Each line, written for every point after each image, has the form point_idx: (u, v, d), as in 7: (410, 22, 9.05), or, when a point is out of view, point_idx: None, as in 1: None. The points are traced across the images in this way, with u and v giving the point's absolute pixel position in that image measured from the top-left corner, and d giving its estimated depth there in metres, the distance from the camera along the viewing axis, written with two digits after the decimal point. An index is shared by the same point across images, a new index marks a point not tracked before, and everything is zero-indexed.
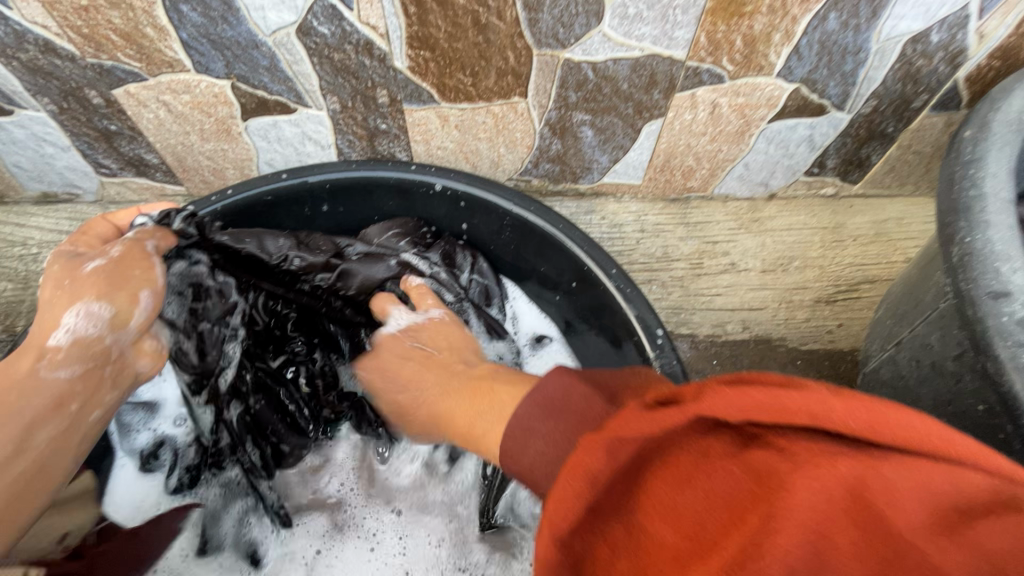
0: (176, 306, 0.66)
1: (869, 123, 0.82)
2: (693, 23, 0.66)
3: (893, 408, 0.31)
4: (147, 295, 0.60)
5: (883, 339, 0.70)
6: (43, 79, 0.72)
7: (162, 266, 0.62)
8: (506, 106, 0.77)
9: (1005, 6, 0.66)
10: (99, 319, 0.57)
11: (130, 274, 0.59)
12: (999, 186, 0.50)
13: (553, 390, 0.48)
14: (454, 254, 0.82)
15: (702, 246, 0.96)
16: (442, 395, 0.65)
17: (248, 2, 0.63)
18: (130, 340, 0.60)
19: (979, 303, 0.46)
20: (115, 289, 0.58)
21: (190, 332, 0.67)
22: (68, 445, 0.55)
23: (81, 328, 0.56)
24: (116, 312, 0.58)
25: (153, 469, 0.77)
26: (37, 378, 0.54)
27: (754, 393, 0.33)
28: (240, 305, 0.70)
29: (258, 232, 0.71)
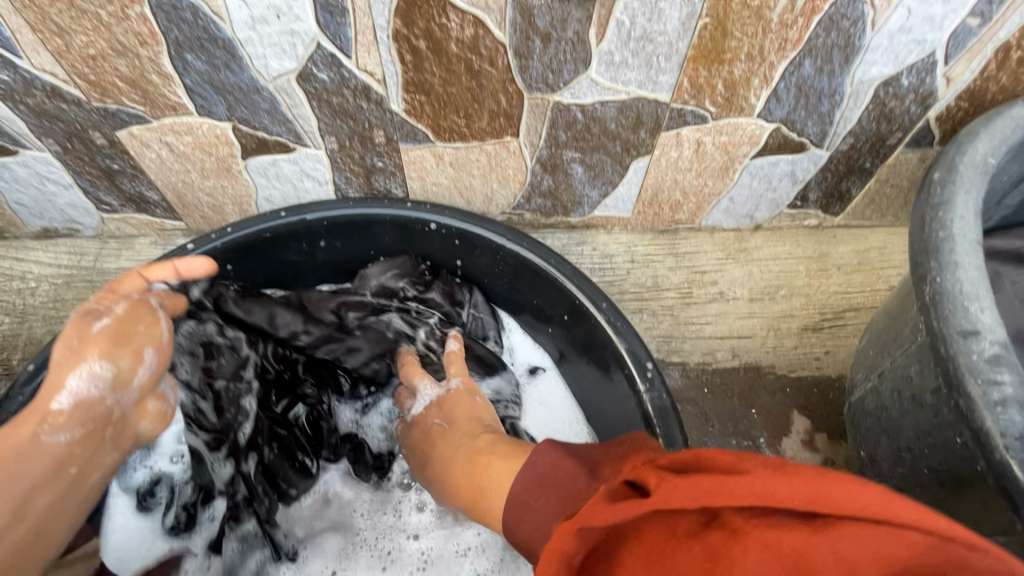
0: (189, 365, 0.72)
1: (848, 159, 0.85)
2: (676, 68, 0.69)
3: (831, 485, 0.36)
4: (151, 355, 0.63)
5: (867, 370, 0.72)
6: (48, 122, 0.74)
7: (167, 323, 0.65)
8: (498, 145, 0.80)
9: (970, 53, 0.69)
10: (103, 381, 0.60)
11: (135, 332, 0.62)
12: (966, 228, 0.53)
13: (543, 466, 0.54)
14: (454, 293, 0.85)
15: (691, 276, 0.98)
16: (446, 463, 0.67)
17: (250, 51, 0.65)
18: (131, 400, 0.64)
19: (950, 341, 0.48)
20: (120, 349, 0.60)
21: (205, 391, 0.73)
22: (66, 506, 0.60)
23: (84, 390, 0.59)
24: (118, 374, 0.61)
25: (150, 508, 0.75)
26: (39, 442, 0.57)
27: (705, 481, 0.38)
28: (251, 358, 0.76)
29: (267, 305, 0.77)
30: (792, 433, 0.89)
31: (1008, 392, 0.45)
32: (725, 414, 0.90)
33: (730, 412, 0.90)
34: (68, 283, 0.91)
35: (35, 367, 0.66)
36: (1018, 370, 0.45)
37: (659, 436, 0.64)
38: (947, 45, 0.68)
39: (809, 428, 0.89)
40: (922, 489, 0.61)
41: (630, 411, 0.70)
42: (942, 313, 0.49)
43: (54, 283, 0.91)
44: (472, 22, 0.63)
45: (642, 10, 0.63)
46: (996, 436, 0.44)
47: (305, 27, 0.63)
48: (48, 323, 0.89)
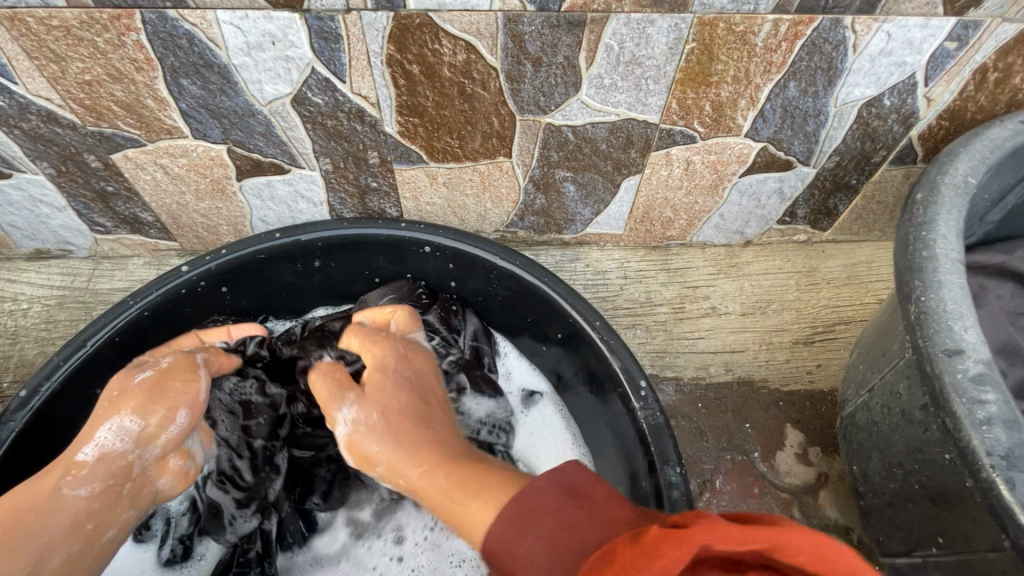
0: (228, 424, 0.70)
1: (834, 176, 0.87)
2: (664, 91, 0.71)
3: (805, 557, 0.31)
4: (183, 413, 0.60)
5: (858, 385, 0.72)
6: (43, 145, 0.74)
7: (204, 378, 0.64)
8: (491, 165, 0.81)
9: (948, 75, 0.71)
10: (132, 434, 0.57)
11: (171, 387, 0.60)
12: (948, 247, 0.54)
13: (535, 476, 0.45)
14: (452, 319, 0.82)
15: (683, 291, 0.99)
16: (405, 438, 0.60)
17: (246, 76, 0.66)
18: (153, 458, 0.59)
19: (936, 360, 0.49)
20: (153, 403, 0.59)
21: (242, 450, 0.70)
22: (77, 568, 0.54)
23: (113, 444, 0.57)
24: (144, 428, 0.58)
25: (145, 538, 0.74)
26: (58, 497, 0.54)
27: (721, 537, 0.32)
28: (287, 415, 0.75)
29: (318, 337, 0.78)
30: (785, 447, 0.88)
31: (993, 411, 0.46)
32: (720, 429, 0.89)
33: (724, 425, 0.89)
34: (61, 304, 0.90)
35: (27, 393, 0.65)
36: (1001, 388, 0.46)
37: (654, 455, 0.64)
38: (927, 67, 0.70)
39: (803, 442, 0.88)
40: (913, 506, 0.61)
41: (624, 430, 0.69)
42: (927, 332, 0.50)
43: (46, 303, 0.90)
44: (465, 48, 0.65)
45: (630, 35, 0.64)
46: (981, 454, 0.45)
47: (300, 53, 0.64)
48: (40, 344, 0.87)
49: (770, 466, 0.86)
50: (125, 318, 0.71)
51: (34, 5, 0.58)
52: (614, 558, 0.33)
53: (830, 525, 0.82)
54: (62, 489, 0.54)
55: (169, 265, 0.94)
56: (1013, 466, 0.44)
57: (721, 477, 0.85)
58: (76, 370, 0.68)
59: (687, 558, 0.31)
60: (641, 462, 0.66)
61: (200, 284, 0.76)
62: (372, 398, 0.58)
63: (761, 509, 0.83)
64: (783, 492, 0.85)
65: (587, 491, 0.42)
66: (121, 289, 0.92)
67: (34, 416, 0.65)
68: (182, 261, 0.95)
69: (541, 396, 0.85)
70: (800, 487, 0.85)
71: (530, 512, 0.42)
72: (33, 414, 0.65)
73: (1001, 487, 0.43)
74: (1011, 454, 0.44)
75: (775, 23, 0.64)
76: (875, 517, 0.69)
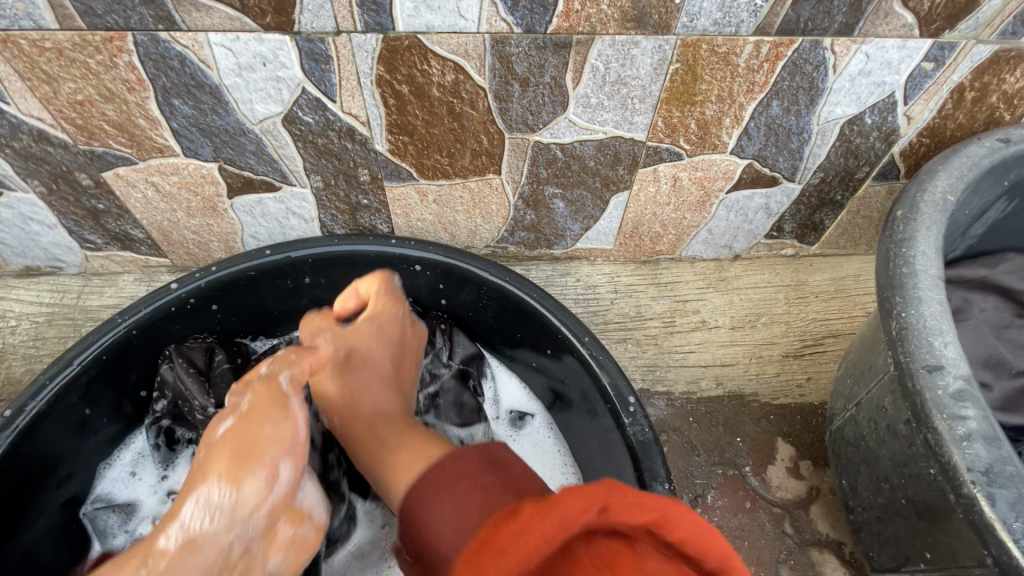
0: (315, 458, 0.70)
1: (819, 192, 0.88)
2: (650, 110, 0.72)
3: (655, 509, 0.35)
4: (283, 469, 0.49)
5: (845, 399, 0.73)
6: (34, 164, 0.74)
7: (299, 417, 0.53)
8: (481, 182, 0.82)
9: (927, 93, 0.73)
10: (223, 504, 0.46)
11: (263, 437, 0.49)
12: (928, 263, 0.55)
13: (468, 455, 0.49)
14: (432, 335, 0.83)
15: (673, 305, 0.99)
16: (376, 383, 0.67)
17: (237, 96, 0.67)
18: (254, 530, 0.48)
19: (917, 376, 0.49)
20: (240, 463, 0.47)
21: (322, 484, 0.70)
22: None
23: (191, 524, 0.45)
24: (237, 499, 0.46)
25: None
26: None
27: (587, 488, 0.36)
28: None
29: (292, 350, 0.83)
30: (777, 461, 0.88)
31: (973, 427, 0.46)
32: (711, 443, 0.89)
33: (716, 440, 0.89)
34: (50, 321, 0.90)
35: (12, 412, 0.64)
36: (981, 404, 0.47)
37: (643, 471, 0.64)
38: (905, 86, 0.72)
39: (794, 455, 0.88)
40: (901, 521, 0.61)
41: (614, 446, 0.69)
42: (909, 348, 0.51)
43: (35, 320, 0.90)
44: (453, 68, 0.66)
45: (615, 57, 0.66)
46: (963, 470, 0.45)
47: (291, 73, 0.65)
48: (29, 362, 0.87)
49: (762, 481, 0.86)
50: (113, 336, 0.71)
51: (27, 27, 0.59)
52: (518, 512, 0.36)
53: (822, 539, 0.82)
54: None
55: (160, 281, 0.94)
56: (993, 482, 0.44)
57: (713, 491, 0.85)
58: (62, 389, 0.68)
59: (589, 508, 0.34)
60: (630, 479, 0.66)
61: (189, 301, 0.76)
62: (352, 343, 0.66)
63: (753, 524, 0.83)
64: (775, 507, 0.85)
65: (508, 464, 0.48)
66: (111, 306, 0.92)
67: (19, 437, 0.64)
68: (173, 277, 0.95)
69: (531, 417, 0.85)
70: (792, 502, 0.85)
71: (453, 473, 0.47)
72: (19, 434, 0.64)
73: (982, 504, 0.44)
74: (991, 470, 0.45)
75: (756, 44, 0.65)
76: (865, 531, 0.69)
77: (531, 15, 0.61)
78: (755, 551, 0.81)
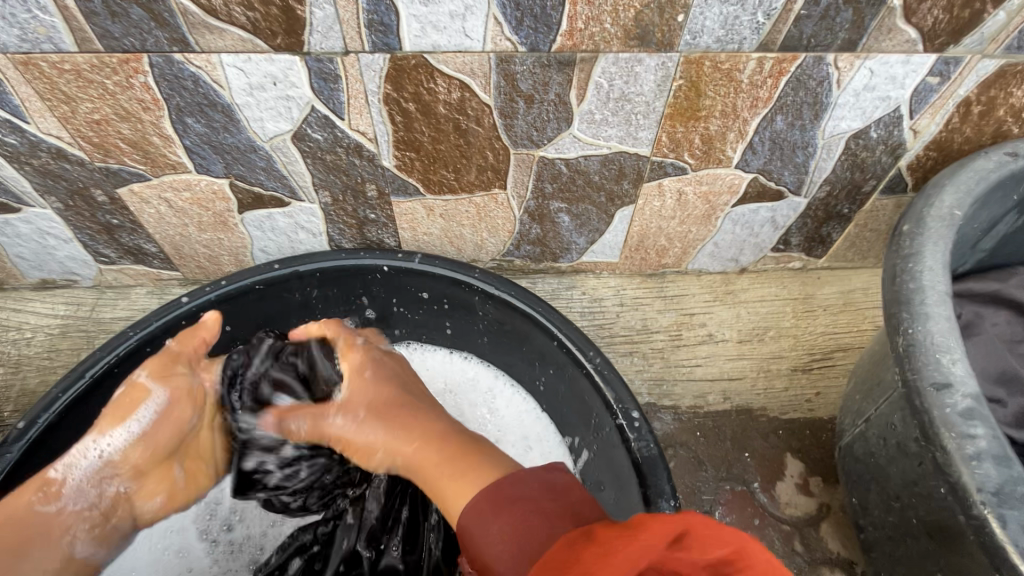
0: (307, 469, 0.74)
1: (826, 206, 0.88)
2: (654, 125, 0.73)
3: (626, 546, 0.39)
4: (130, 431, 0.64)
5: (854, 415, 0.72)
6: (52, 180, 0.77)
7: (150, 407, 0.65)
8: (486, 197, 0.83)
9: (933, 108, 0.73)
10: (101, 458, 0.64)
11: (128, 400, 0.65)
12: (934, 279, 0.55)
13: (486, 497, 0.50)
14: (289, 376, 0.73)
15: (679, 318, 0.99)
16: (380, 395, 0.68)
17: (247, 114, 0.69)
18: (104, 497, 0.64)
19: (925, 394, 0.49)
20: (114, 420, 0.64)
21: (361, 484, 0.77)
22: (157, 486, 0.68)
23: (108, 489, 0.64)
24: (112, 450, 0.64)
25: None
26: (34, 511, 0.60)
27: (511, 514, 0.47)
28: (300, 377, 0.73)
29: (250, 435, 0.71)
30: (786, 477, 0.87)
31: (983, 446, 0.46)
32: (719, 459, 0.88)
33: (722, 453, 0.88)
34: (64, 333, 0.91)
35: (25, 424, 0.67)
36: (990, 423, 0.47)
37: (648, 488, 0.63)
38: (911, 100, 0.72)
39: (803, 472, 0.87)
40: (912, 541, 0.60)
41: (619, 462, 0.69)
42: (916, 365, 0.50)
43: (50, 333, 0.91)
44: (459, 86, 0.67)
45: (619, 74, 0.66)
46: (972, 491, 0.45)
47: (300, 92, 0.66)
48: (43, 374, 0.88)
49: (771, 498, 0.85)
50: (125, 348, 0.73)
51: (48, 50, 0.61)
52: (590, 536, 0.41)
53: (833, 557, 0.81)
54: (35, 505, 0.60)
55: (171, 295, 0.96)
56: (1004, 504, 0.44)
57: (720, 508, 0.84)
58: (74, 401, 0.70)
59: (670, 533, 0.40)
60: (635, 496, 0.65)
61: (199, 314, 0.77)
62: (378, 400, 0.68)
63: (762, 542, 0.82)
64: (784, 524, 0.83)
65: (566, 489, 0.48)
66: (124, 319, 0.93)
67: (31, 447, 0.66)
68: (184, 290, 0.97)
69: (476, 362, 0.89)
70: (802, 519, 0.84)
71: (506, 498, 0.49)
72: (31, 445, 0.67)
73: (994, 526, 0.44)
74: (1002, 490, 0.45)
75: (759, 60, 0.66)
76: (876, 551, 0.68)
77: (535, 33, 0.62)
78: None
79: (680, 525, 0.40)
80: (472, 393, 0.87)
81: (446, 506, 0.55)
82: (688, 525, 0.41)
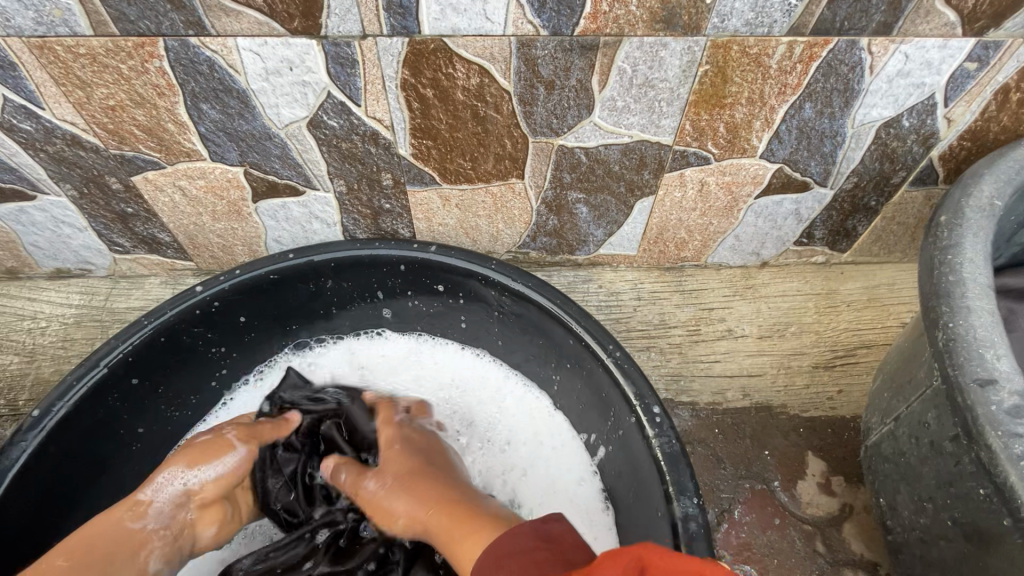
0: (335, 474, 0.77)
1: (852, 198, 0.85)
2: (678, 113, 0.71)
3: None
4: (214, 475, 0.69)
5: (883, 413, 0.70)
6: (67, 167, 0.76)
7: (237, 457, 0.71)
8: (503, 186, 0.81)
9: (969, 95, 0.70)
10: (183, 491, 0.67)
11: (211, 447, 0.70)
12: (976, 271, 0.52)
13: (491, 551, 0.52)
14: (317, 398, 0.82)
15: (698, 313, 0.97)
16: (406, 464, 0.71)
17: (263, 100, 0.68)
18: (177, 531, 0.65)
19: (968, 391, 0.48)
20: (199, 461, 0.68)
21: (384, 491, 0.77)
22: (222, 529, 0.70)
23: (183, 517, 0.66)
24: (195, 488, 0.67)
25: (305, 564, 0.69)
26: (126, 528, 0.62)
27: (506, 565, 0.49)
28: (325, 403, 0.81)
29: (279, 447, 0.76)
30: (808, 476, 0.84)
31: None
32: (738, 456, 0.86)
33: (742, 451, 0.86)
34: (79, 323, 0.91)
35: (40, 413, 0.66)
36: None
37: (670, 484, 0.61)
38: (947, 87, 0.69)
39: (825, 471, 0.85)
40: (947, 543, 0.59)
41: (639, 458, 0.67)
42: (958, 360, 0.49)
43: (64, 322, 0.91)
44: (478, 71, 0.65)
45: (643, 59, 0.64)
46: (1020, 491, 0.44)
47: (317, 78, 0.65)
48: (57, 363, 0.88)
49: (792, 497, 0.83)
50: (139, 338, 0.72)
51: (63, 33, 0.60)
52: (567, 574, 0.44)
53: (857, 559, 0.79)
54: (126, 522, 0.62)
55: (185, 285, 0.95)
56: None
57: (740, 507, 0.82)
58: (89, 390, 0.69)
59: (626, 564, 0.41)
60: (656, 493, 0.63)
61: (213, 304, 0.76)
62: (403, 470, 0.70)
63: (783, 542, 0.80)
64: (806, 525, 0.81)
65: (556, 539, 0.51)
66: (138, 308, 0.93)
67: (47, 436, 0.66)
68: (198, 281, 0.96)
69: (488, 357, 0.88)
70: (824, 519, 0.81)
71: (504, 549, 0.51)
72: (47, 434, 0.66)
73: None
74: None
75: (789, 45, 0.63)
76: (905, 553, 0.66)
77: (558, 16, 0.60)
78: (785, 571, 0.78)
79: (633, 560, 0.41)
80: (485, 388, 0.87)
81: (455, 562, 0.57)
82: (641, 555, 0.41)
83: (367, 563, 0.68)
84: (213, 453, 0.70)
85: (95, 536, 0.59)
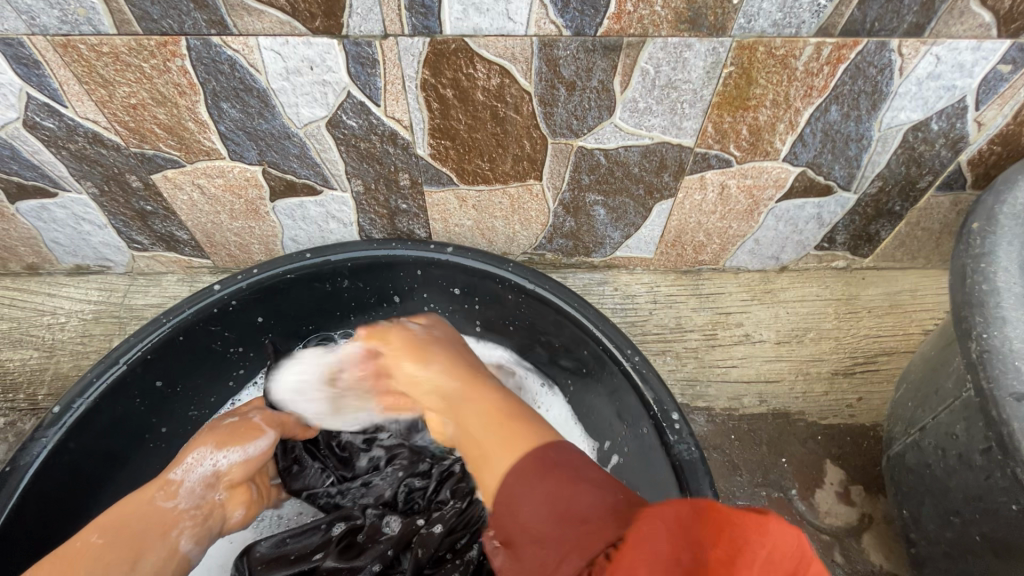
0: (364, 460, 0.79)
1: (876, 202, 0.84)
2: (700, 115, 0.70)
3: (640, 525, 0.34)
4: (241, 456, 0.68)
5: (906, 423, 0.68)
6: (88, 165, 0.76)
7: (265, 440, 0.70)
8: (521, 187, 0.81)
9: (1001, 99, 0.68)
10: (211, 470, 0.67)
11: (240, 429, 0.70)
12: (1011, 280, 0.51)
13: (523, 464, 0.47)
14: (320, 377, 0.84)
15: (715, 317, 0.96)
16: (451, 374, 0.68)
17: (283, 100, 0.68)
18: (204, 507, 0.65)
19: (1003, 405, 0.46)
20: (226, 441, 0.69)
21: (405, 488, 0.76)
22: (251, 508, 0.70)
23: (211, 496, 0.66)
24: (224, 469, 0.68)
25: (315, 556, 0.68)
26: (153, 505, 0.63)
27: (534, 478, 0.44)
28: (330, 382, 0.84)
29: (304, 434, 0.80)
30: (826, 484, 0.83)
31: None
32: (755, 463, 0.85)
33: (759, 458, 0.85)
34: (97, 319, 0.92)
35: (61, 408, 0.67)
36: None
37: (689, 492, 0.60)
38: (978, 90, 0.67)
39: (844, 480, 0.83)
40: (975, 559, 0.58)
41: (657, 465, 0.66)
42: (992, 372, 0.47)
43: (83, 318, 0.92)
44: (499, 72, 0.65)
45: (667, 59, 0.63)
46: None
47: (337, 77, 0.65)
48: (76, 359, 0.89)
49: (810, 506, 0.81)
50: (158, 335, 0.72)
51: (87, 32, 0.60)
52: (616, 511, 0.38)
53: (875, 570, 0.77)
54: (158, 501, 0.63)
55: (202, 282, 0.96)
56: None
57: None
58: (109, 386, 0.70)
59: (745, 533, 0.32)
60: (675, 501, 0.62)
61: (231, 303, 0.76)
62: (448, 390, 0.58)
63: None
64: (823, 534, 0.80)
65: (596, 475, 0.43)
66: (156, 305, 0.93)
67: (68, 432, 0.67)
68: (214, 278, 0.97)
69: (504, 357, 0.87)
70: (842, 529, 0.80)
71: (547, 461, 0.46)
72: (67, 430, 0.67)
73: None
74: None
75: (817, 46, 0.62)
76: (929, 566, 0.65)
77: (581, 16, 0.59)
78: None
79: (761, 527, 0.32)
80: None
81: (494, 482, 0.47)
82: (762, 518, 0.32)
83: (374, 563, 0.66)
84: (240, 433, 0.70)
85: (130, 511, 0.62)
